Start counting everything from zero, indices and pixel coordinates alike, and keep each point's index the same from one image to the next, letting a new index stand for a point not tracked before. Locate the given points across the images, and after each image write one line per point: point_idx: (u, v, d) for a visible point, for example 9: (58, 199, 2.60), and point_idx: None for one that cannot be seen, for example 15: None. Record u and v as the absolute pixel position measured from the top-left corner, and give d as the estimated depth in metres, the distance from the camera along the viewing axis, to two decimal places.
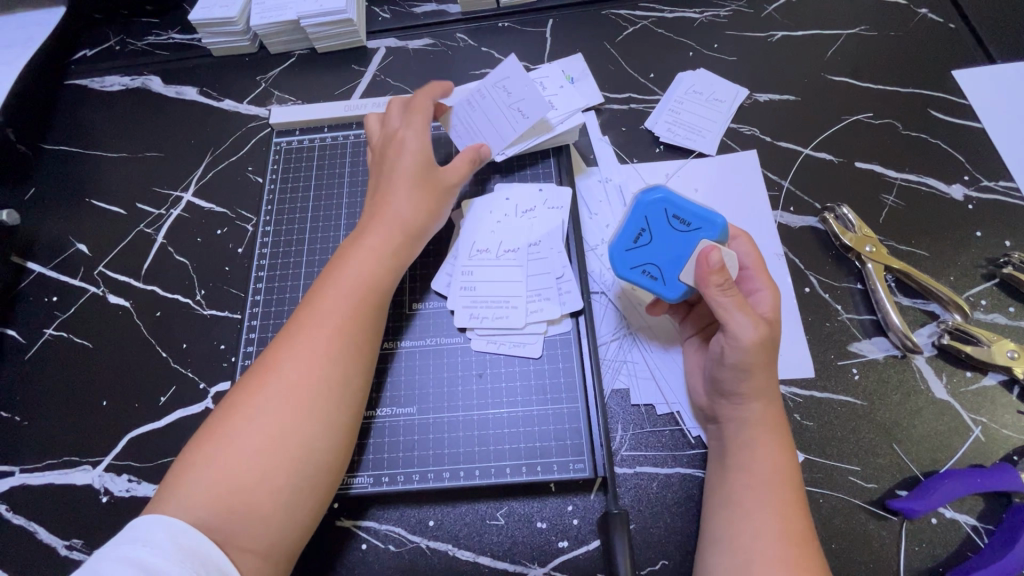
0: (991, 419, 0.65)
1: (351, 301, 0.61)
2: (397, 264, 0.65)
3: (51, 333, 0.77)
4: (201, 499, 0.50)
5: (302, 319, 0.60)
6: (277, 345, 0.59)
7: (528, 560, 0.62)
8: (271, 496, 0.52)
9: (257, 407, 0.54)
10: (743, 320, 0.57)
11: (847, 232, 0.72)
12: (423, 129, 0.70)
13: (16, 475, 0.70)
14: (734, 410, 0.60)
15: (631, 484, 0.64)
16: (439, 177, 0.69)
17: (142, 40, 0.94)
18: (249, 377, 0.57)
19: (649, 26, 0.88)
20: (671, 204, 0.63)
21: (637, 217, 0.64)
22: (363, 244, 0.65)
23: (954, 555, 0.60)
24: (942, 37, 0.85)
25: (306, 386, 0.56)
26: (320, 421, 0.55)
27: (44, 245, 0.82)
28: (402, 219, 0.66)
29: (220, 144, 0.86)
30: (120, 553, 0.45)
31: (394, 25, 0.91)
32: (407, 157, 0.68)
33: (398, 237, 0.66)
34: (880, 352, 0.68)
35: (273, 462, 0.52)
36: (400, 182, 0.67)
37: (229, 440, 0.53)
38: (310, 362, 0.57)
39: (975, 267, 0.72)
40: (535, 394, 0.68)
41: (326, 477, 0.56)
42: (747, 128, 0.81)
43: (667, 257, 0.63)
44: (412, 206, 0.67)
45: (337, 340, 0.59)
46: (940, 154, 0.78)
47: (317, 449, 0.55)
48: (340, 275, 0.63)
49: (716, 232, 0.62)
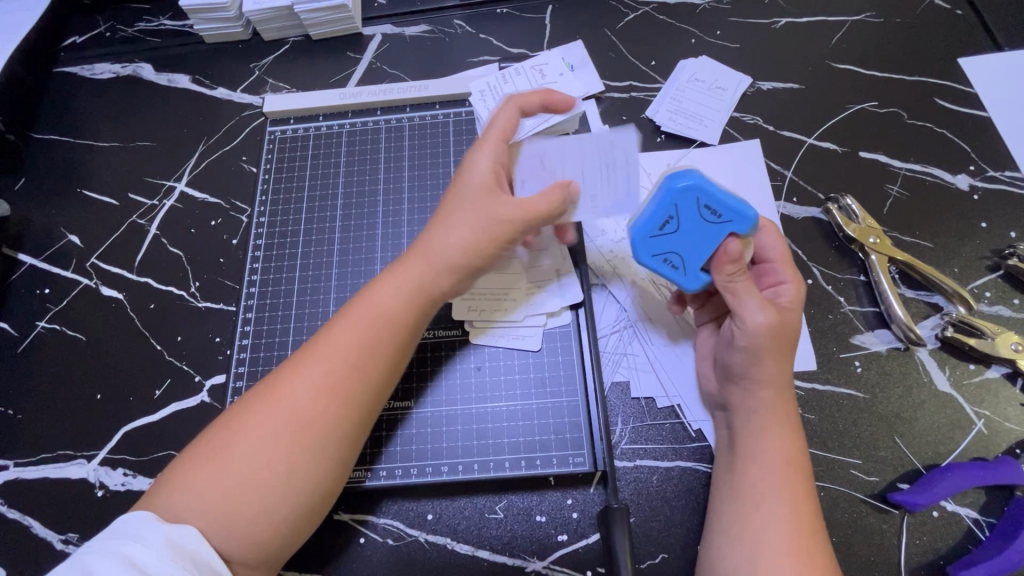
0: (993, 412, 0.65)
1: (367, 336, 0.58)
2: (420, 298, 0.60)
3: (44, 326, 0.76)
4: (195, 519, 0.49)
5: (318, 345, 0.57)
6: (289, 368, 0.56)
7: (528, 554, 0.62)
8: (270, 524, 0.51)
9: (263, 433, 0.52)
10: (754, 306, 0.57)
11: (850, 222, 0.71)
12: (496, 155, 0.62)
13: (10, 469, 0.69)
14: (746, 398, 0.59)
15: (630, 477, 0.64)
16: (500, 219, 0.60)
17: (133, 27, 0.92)
18: (258, 395, 0.55)
19: (650, 13, 0.87)
20: (703, 192, 0.58)
21: (667, 202, 0.58)
22: (391, 277, 0.61)
23: (955, 549, 0.60)
24: (948, 24, 0.83)
25: (316, 422, 0.54)
26: (326, 459, 0.54)
27: (36, 236, 0.81)
28: (437, 258, 0.60)
29: (214, 133, 0.85)
30: (109, 549, 0.44)
31: (390, 10, 0.89)
32: (469, 188, 0.61)
33: (430, 278, 0.61)
34: (882, 344, 0.68)
35: (274, 496, 0.51)
36: (451, 220, 0.61)
37: (229, 464, 0.51)
38: (321, 395, 0.54)
39: (980, 258, 0.71)
40: (535, 387, 0.67)
41: (324, 507, 0.55)
42: (750, 117, 0.79)
43: (692, 247, 0.59)
44: (457, 247, 0.60)
45: (354, 376, 0.56)
46: (945, 144, 0.77)
47: (315, 485, 0.53)
48: (363, 305, 0.59)
49: (747, 225, 0.57)
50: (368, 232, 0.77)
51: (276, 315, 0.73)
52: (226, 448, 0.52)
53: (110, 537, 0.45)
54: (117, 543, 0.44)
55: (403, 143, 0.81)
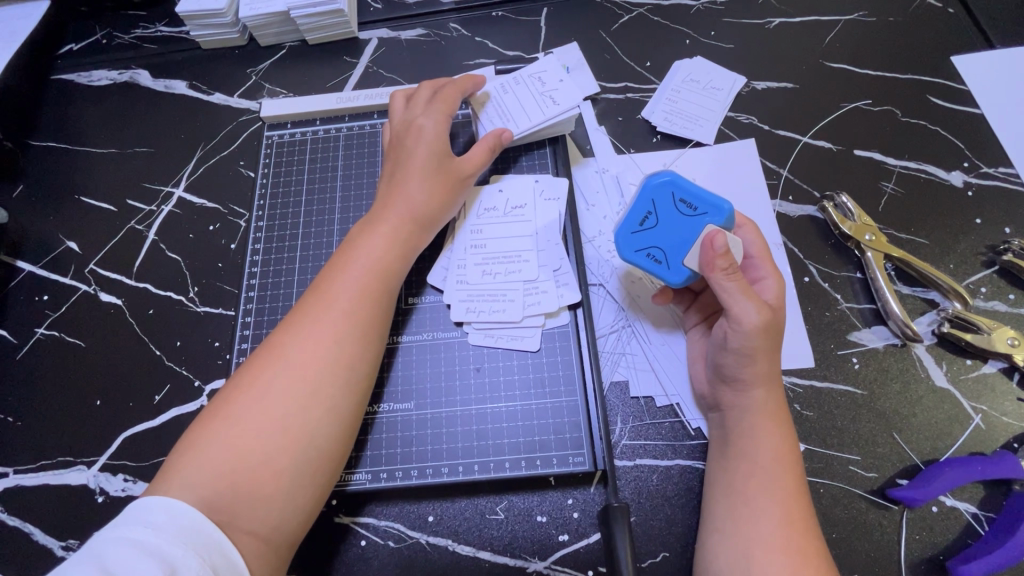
0: (991, 407, 0.65)
1: (355, 287, 0.61)
2: (399, 247, 0.65)
3: (43, 333, 0.76)
4: (202, 481, 0.49)
5: (310, 304, 0.60)
6: (284, 328, 0.58)
7: (529, 554, 0.62)
8: (274, 479, 0.51)
9: (262, 387, 0.54)
10: (746, 304, 0.56)
11: (846, 220, 0.72)
12: (442, 118, 0.71)
13: (10, 476, 0.69)
14: (737, 397, 0.59)
15: (631, 476, 0.64)
16: (454, 168, 0.69)
17: (130, 33, 0.92)
18: (254, 359, 0.57)
19: (644, 14, 0.87)
20: (678, 187, 0.62)
21: (644, 199, 0.63)
22: (370, 231, 0.65)
23: (955, 543, 0.60)
24: (939, 22, 0.84)
25: (311, 369, 0.55)
26: (324, 405, 0.55)
27: (33, 244, 0.81)
28: (412, 206, 0.66)
29: (211, 138, 0.85)
30: (125, 536, 0.44)
31: (385, 14, 0.90)
32: (425, 146, 0.69)
33: (406, 224, 0.66)
34: (879, 340, 0.68)
35: (277, 446, 0.52)
36: (414, 173, 0.68)
37: (232, 421, 0.52)
38: (314, 343, 0.57)
39: (975, 254, 0.71)
40: (534, 387, 0.67)
41: (326, 466, 0.55)
42: (745, 116, 0.80)
43: (673, 241, 0.62)
44: (426, 195, 0.67)
45: (345, 324, 0.58)
46: (938, 141, 0.77)
47: (318, 435, 0.54)
48: (349, 261, 0.62)
49: (723, 217, 0.61)
50: None
51: (275, 318, 0.73)
52: (228, 408, 0.53)
53: (125, 523, 0.45)
54: (130, 531, 0.45)
55: None
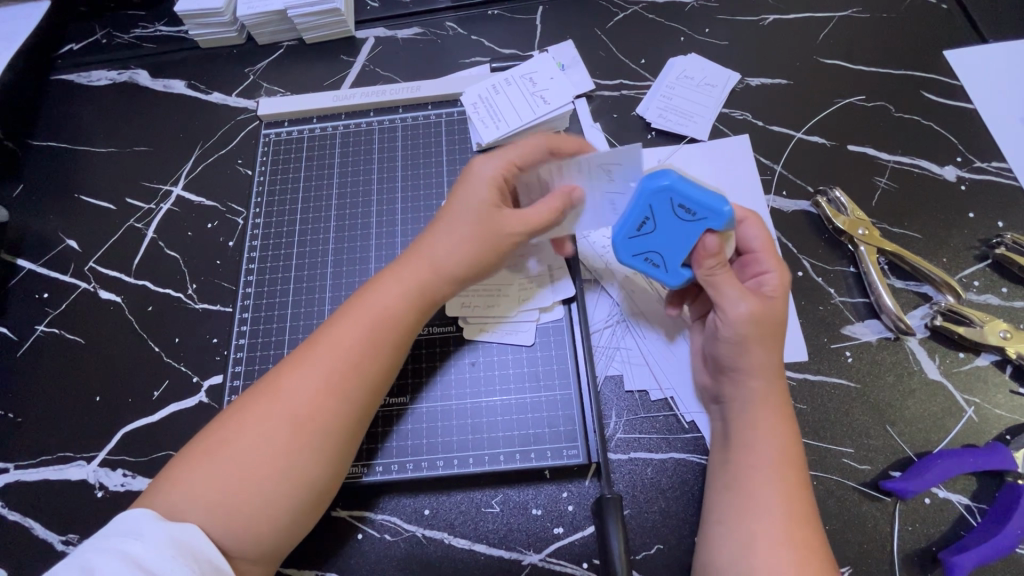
0: (983, 400, 0.65)
1: (366, 337, 0.58)
2: (419, 304, 0.61)
3: (43, 330, 0.77)
4: (198, 517, 0.50)
5: (314, 347, 0.58)
6: (285, 368, 0.57)
7: (523, 547, 0.62)
8: (270, 520, 0.52)
9: (263, 434, 0.53)
10: (735, 296, 0.58)
11: (839, 215, 0.72)
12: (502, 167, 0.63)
13: (11, 472, 0.70)
14: (736, 389, 0.59)
15: (625, 470, 0.64)
16: (499, 227, 0.61)
17: (129, 33, 0.93)
18: (255, 396, 0.56)
19: (639, 12, 0.88)
20: (676, 191, 0.59)
21: (642, 205, 0.60)
22: (390, 276, 0.61)
23: (948, 534, 0.60)
24: (933, 18, 0.84)
25: (315, 423, 0.54)
26: (325, 459, 0.54)
27: (34, 242, 0.82)
28: (439, 265, 0.61)
29: (209, 137, 0.86)
30: (114, 548, 0.44)
31: (381, 14, 0.91)
32: (473, 197, 0.62)
33: (430, 280, 0.61)
34: (873, 334, 0.68)
35: (273, 493, 0.52)
36: (452, 227, 0.61)
37: (228, 464, 0.52)
38: (320, 394, 0.55)
39: (968, 248, 0.72)
40: (529, 381, 0.67)
41: (322, 501, 0.56)
42: (739, 113, 0.80)
43: (671, 245, 0.61)
44: (459, 253, 0.61)
45: (354, 376, 0.57)
46: (931, 136, 0.78)
47: (315, 482, 0.54)
48: (362, 308, 0.60)
49: (723, 222, 0.58)
50: (362, 231, 0.77)
51: (273, 314, 0.74)
52: (221, 451, 0.53)
53: (112, 533, 0.46)
54: (118, 539, 0.45)
55: (396, 143, 0.82)
